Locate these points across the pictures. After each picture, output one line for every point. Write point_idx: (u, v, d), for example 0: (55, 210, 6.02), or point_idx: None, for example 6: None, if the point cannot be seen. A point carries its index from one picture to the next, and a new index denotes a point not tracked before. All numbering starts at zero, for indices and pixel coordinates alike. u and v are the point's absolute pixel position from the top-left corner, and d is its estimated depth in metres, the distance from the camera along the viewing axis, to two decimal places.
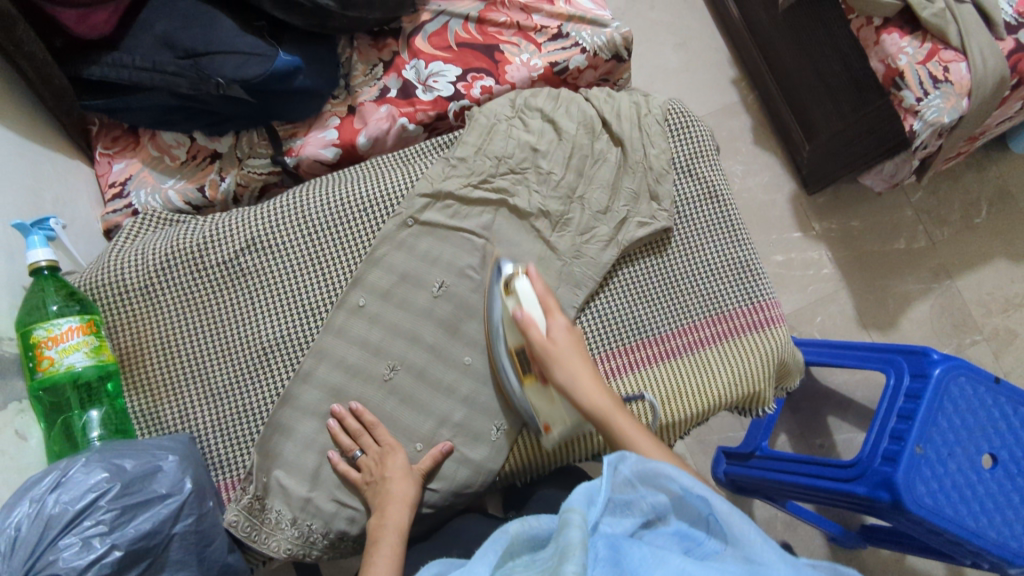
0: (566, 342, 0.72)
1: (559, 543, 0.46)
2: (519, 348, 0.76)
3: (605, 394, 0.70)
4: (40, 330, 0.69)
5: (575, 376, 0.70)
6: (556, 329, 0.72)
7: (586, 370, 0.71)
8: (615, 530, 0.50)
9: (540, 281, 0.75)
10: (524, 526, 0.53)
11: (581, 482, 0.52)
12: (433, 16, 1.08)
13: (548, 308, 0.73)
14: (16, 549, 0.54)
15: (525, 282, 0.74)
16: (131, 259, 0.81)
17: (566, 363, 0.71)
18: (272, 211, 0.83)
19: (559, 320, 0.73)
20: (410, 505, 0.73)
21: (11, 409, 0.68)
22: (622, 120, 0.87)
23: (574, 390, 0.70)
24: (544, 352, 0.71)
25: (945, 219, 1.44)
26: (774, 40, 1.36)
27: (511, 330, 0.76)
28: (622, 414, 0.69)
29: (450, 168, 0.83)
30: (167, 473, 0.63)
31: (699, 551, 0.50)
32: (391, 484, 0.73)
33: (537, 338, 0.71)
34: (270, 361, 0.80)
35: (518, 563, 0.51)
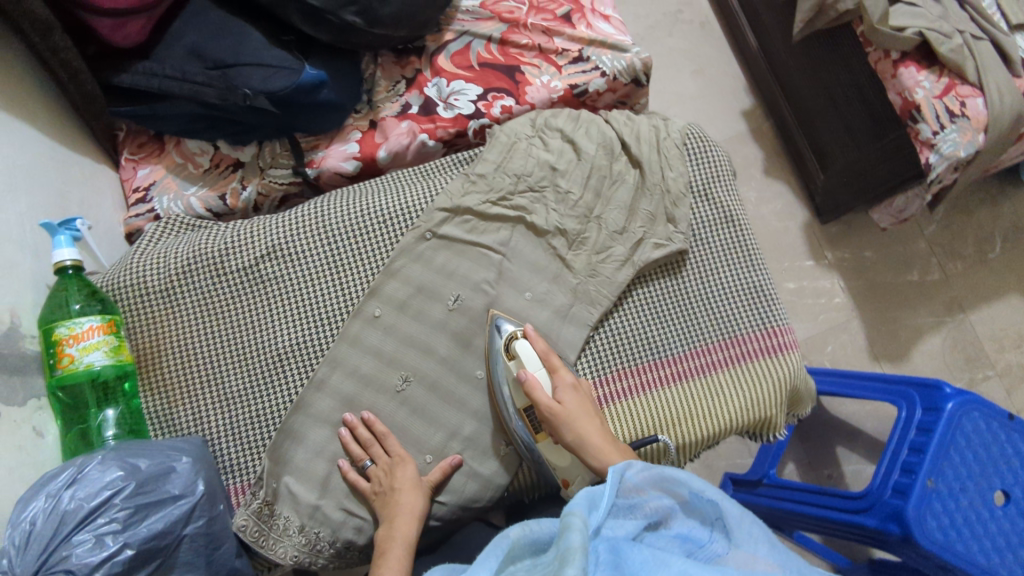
0: (571, 401, 0.75)
1: (561, 544, 0.47)
2: (526, 408, 0.78)
3: (614, 452, 0.72)
4: (62, 328, 0.69)
5: (584, 435, 0.72)
6: (561, 389, 0.76)
7: (593, 429, 0.73)
8: (618, 532, 0.52)
9: (541, 342, 0.79)
10: (526, 530, 0.54)
11: (586, 487, 0.54)
12: (456, 36, 1.10)
13: (552, 366, 0.77)
14: (30, 543, 0.55)
15: (525, 343, 0.78)
16: (153, 262, 0.82)
17: (574, 423, 0.73)
18: (294, 220, 0.85)
19: (563, 379, 0.76)
20: (418, 519, 0.73)
21: (30, 406, 0.69)
22: (641, 143, 0.88)
23: (585, 448, 0.72)
24: (552, 413, 0.73)
25: (958, 253, 1.44)
26: (791, 70, 1.38)
27: (517, 391, 0.78)
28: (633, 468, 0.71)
29: (470, 184, 0.84)
30: (181, 474, 0.64)
31: (701, 554, 0.52)
32: (399, 495, 0.74)
33: (545, 400, 0.74)
34: (285, 368, 0.81)
35: (521, 568, 0.52)
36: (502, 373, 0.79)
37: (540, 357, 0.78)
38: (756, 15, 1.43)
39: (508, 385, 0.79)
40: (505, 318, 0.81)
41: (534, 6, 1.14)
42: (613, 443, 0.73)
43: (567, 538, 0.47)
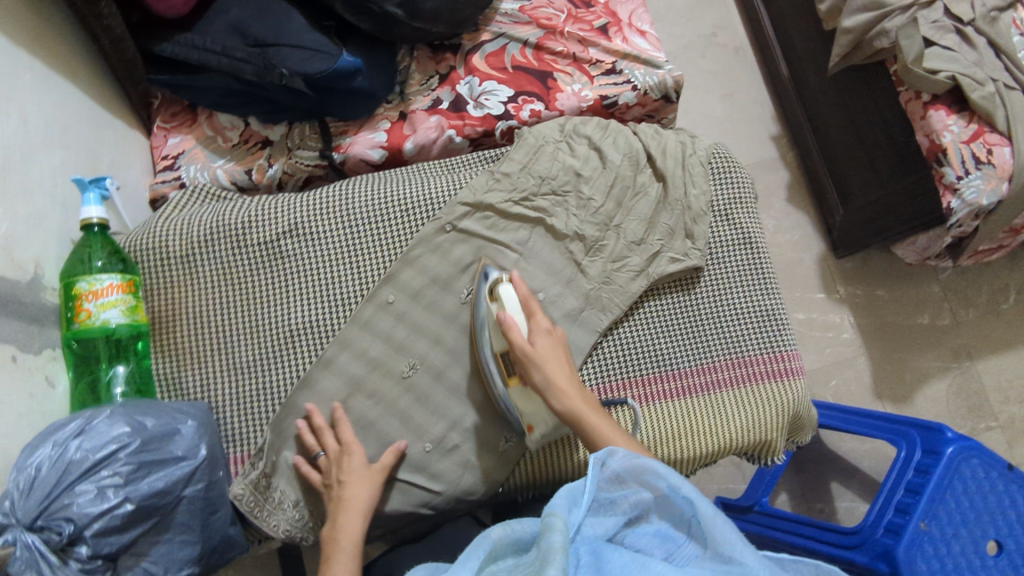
0: (543, 345, 0.76)
1: (542, 545, 0.49)
2: (502, 352, 0.78)
3: (578, 395, 0.73)
4: (82, 283, 0.71)
5: (551, 377, 0.74)
6: (536, 333, 0.76)
7: (560, 373, 0.75)
8: (596, 531, 0.54)
9: (523, 287, 0.79)
10: (507, 530, 0.55)
11: (566, 484, 0.56)
12: (493, 37, 1.12)
13: (530, 312, 0.78)
14: (33, 489, 0.55)
15: (510, 287, 0.79)
16: (177, 227, 0.83)
17: (545, 366, 0.74)
18: (318, 200, 0.86)
19: (539, 323, 0.77)
20: (363, 514, 0.72)
21: (45, 355, 0.70)
22: (668, 157, 0.88)
23: (551, 390, 0.73)
24: (525, 354, 0.74)
25: (971, 301, 1.44)
26: (821, 102, 1.38)
27: (495, 334, 0.78)
28: (593, 413, 0.73)
29: (495, 181, 0.85)
30: (185, 437, 0.65)
31: (676, 558, 0.54)
32: (345, 487, 0.73)
33: (520, 341, 0.75)
34: (295, 344, 0.82)
35: (501, 566, 0.53)
36: (483, 317, 0.79)
37: (520, 301, 0.79)
38: (791, 45, 1.44)
39: (487, 329, 0.79)
40: (493, 267, 0.82)
41: (572, 15, 1.16)
42: (578, 388, 0.74)
43: (548, 539, 0.49)
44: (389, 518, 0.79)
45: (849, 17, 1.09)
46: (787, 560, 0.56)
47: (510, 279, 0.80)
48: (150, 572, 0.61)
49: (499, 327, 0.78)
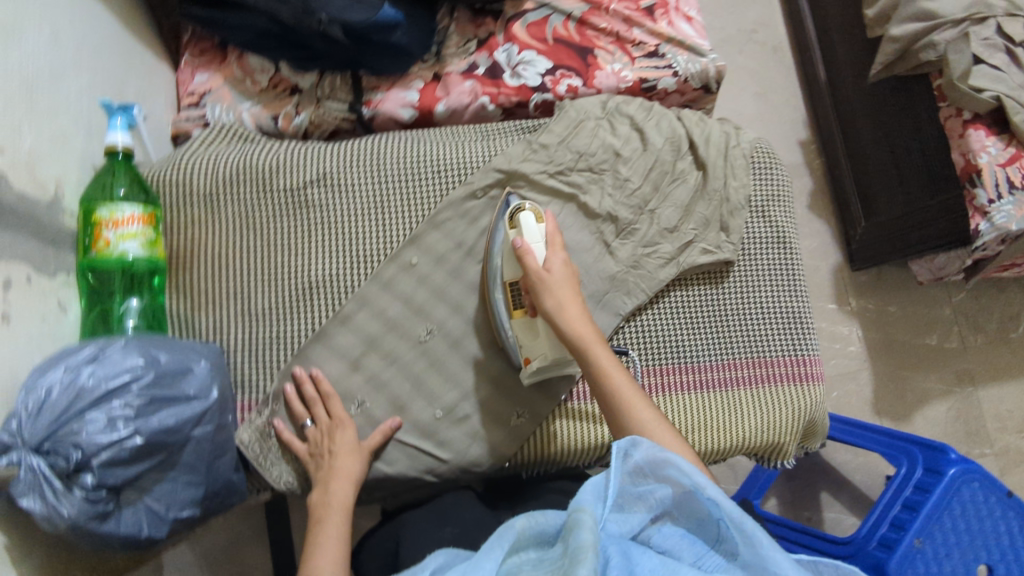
0: (559, 273, 0.73)
1: (571, 544, 0.47)
2: (514, 281, 0.76)
3: (589, 326, 0.70)
4: (104, 210, 0.69)
5: (563, 304, 0.71)
6: (553, 261, 0.74)
7: (573, 304, 0.71)
8: (620, 528, 0.52)
9: (550, 223, 0.77)
10: (531, 522, 0.53)
11: (589, 478, 0.54)
12: (536, 7, 1.08)
13: (551, 243, 0.75)
14: (43, 412, 0.54)
15: (530, 216, 0.76)
16: (202, 164, 0.81)
17: (556, 294, 0.72)
18: (348, 151, 0.84)
19: (558, 253, 0.74)
20: (354, 483, 0.72)
21: (59, 279, 0.68)
22: (710, 146, 0.86)
23: (559, 317, 0.70)
24: (537, 278, 0.72)
25: (980, 326, 1.43)
26: (856, 111, 1.35)
27: (509, 263, 0.77)
28: (599, 346, 0.69)
29: (531, 152, 0.83)
30: (197, 377, 0.64)
31: (704, 561, 0.52)
32: (336, 459, 0.72)
33: (533, 265, 0.72)
34: (313, 297, 0.80)
35: (525, 559, 0.52)
36: (499, 248, 0.78)
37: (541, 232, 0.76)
38: (831, 50, 1.41)
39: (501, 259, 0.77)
40: (517, 198, 0.81)
41: None
42: (588, 321, 0.71)
43: (577, 537, 0.47)
44: (391, 481, 0.78)
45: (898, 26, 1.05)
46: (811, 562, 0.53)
47: (534, 210, 0.77)
48: (153, 510, 0.59)
49: (514, 255, 0.76)
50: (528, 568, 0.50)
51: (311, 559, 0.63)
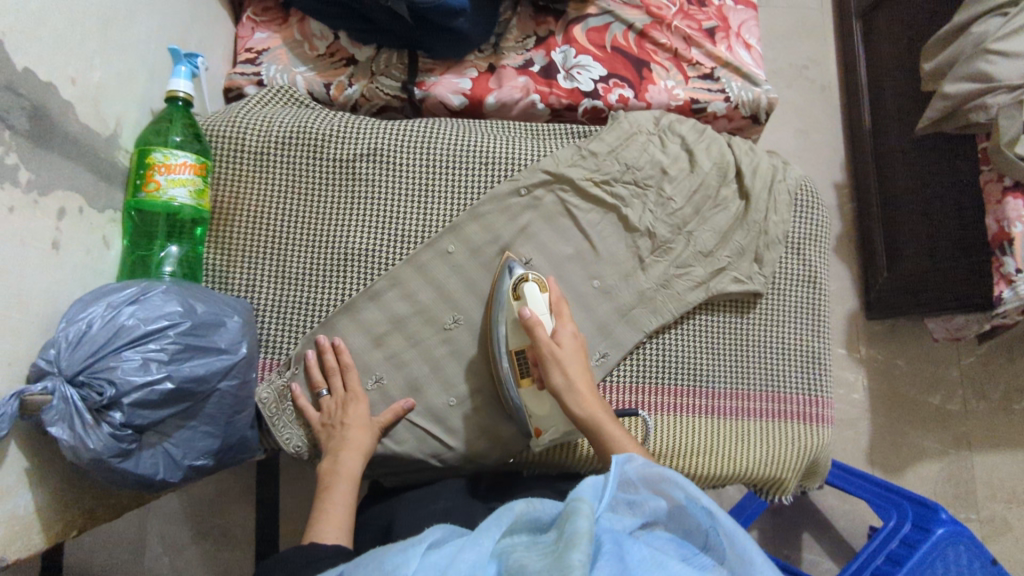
0: (566, 347, 0.73)
1: (568, 531, 0.45)
2: (520, 349, 0.76)
3: (597, 404, 0.71)
4: (158, 154, 0.70)
5: (573, 379, 0.71)
6: (561, 333, 0.74)
7: (581, 381, 0.72)
8: (615, 524, 0.49)
9: (552, 290, 0.78)
10: (528, 509, 0.52)
11: (588, 476, 0.53)
12: (599, 12, 1.09)
13: (557, 313, 0.76)
14: (81, 343, 0.55)
15: (534, 286, 0.76)
16: (258, 122, 0.82)
17: (566, 371, 0.72)
18: (401, 131, 0.84)
19: (565, 325, 0.75)
20: (365, 455, 0.73)
21: (106, 216, 0.69)
22: (757, 177, 0.86)
23: (570, 395, 0.71)
24: (549, 353, 0.72)
25: (986, 393, 1.43)
26: (895, 161, 1.34)
27: (514, 331, 0.76)
28: (610, 422, 0.70)
29: (579, 157, 0.84)
30: (229, 330, 0.65)
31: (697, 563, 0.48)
32: (348, 430, 0.74)
33: (545, 340, 0.72)
34: (348, 269, 0.82)
35: (518, 541, 0.49)
36: (503, 311, 0.77)
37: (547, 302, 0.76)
38: (880, 98, 1.38)
39: (506, 324, 0.77)
40: (517, 263, 0.80)
41: (684, 10, 1.12)
42: (596, 397, 0.72)
43: (575, 523, 0.46)
44: (396, 459, 0.79)
45: (951, 82, 0.99)
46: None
47: (536, 279, 0.77)
48: (170, 454, 0.61)
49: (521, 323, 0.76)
50: (522, 547, 0.47)
51: (316, 524, 0.65)
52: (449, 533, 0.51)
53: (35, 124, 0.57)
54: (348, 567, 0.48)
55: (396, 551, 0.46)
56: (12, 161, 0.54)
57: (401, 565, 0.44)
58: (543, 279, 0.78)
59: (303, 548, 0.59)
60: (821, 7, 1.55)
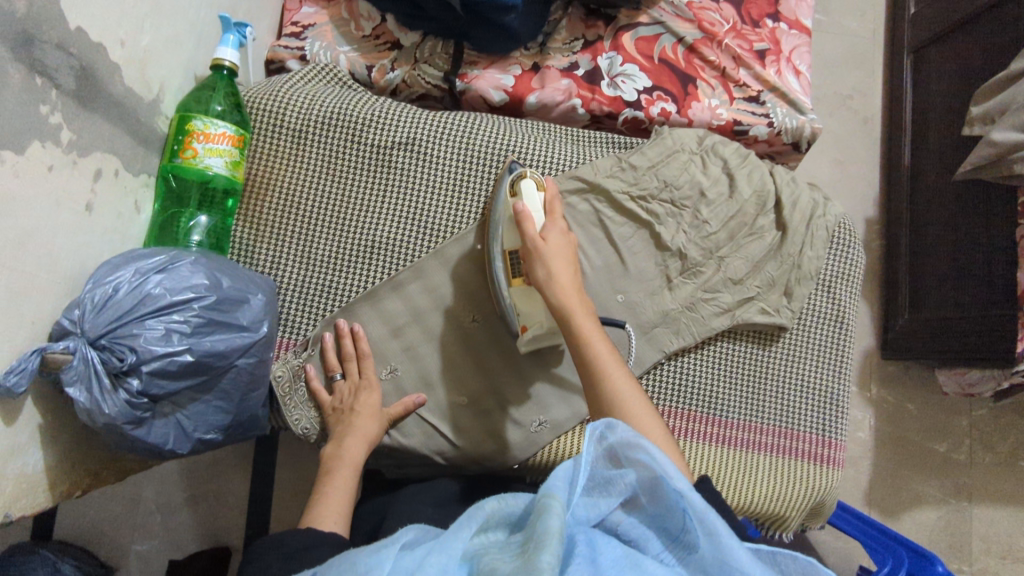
0: (555, 243, 0.70)
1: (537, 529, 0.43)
2: (512, 250, 0.74)
3: (579, 298, 0.67)
4: (198, 122, 0.69)
5: (555, 272, 0.68)
6: (551, 231, 0.71)
7: (567, 276, 0.68)
8: (588, 514, 0.48)
9: (550, 189, 0.75)
10: (502, 504, 0.50)
11: (560, 463, 0.50)
12: (651, 22, 1.07)
13: (551, 212, 0.72)
14: (106, 308, 0.55)
15: (531, 185, 0.73)
16: (300, 99, 0.81)
17: (551, 265, 0.68)
18: (442, 123, 0.83)
19: (556, 223, 0.71)
20: (369, 443, 0.72)
21: (140, 180, 0.69)
22: (796, 211, 0.84)
23: (551, 287, 0.67)
24: (535, 247, 0.69)
25: (993, 445, 1.37)
26: (930, 201, 1.29)
27: (508, 230, 0.74)
28: (586, 317, 0.66)
29: (618, 169, 0.83)
30: (252, 308, 0.64)
31: (666, 556, 0.47)
32: (356, 417, 0.73)
33: (533, 233, 0.69)
34: (374, 256, 0.81)
35: (491, 540, 0.47)
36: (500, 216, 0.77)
37: (542, 201, 0.73)
38: (924, 137, 1.34)
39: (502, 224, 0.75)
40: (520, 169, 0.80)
41: (736, 28, 1.09)
42: (578, 292, 0.68)
43: (545, 522, 0.43)
44: (401, 451, 0.79)
45: (1001, 130, 0.97)
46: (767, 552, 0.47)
47: (535, 177, 0.75)
48: (181, 426, 0.61)
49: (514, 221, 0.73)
50: (495, 549, 0.45)
51: (315, 508, 0.64)
52: (423, 532, 0.49)
53: (81, 84, 0.56)
54: (319, 569, 0.46)
55: (371, 552, 0.44)
56: (56, 120, 0.54)
57: (374, 568, 0.42)
58: (542, 179, 0.75)
59: (299, 532, 0.58)
60: (874, 37, 1.49)
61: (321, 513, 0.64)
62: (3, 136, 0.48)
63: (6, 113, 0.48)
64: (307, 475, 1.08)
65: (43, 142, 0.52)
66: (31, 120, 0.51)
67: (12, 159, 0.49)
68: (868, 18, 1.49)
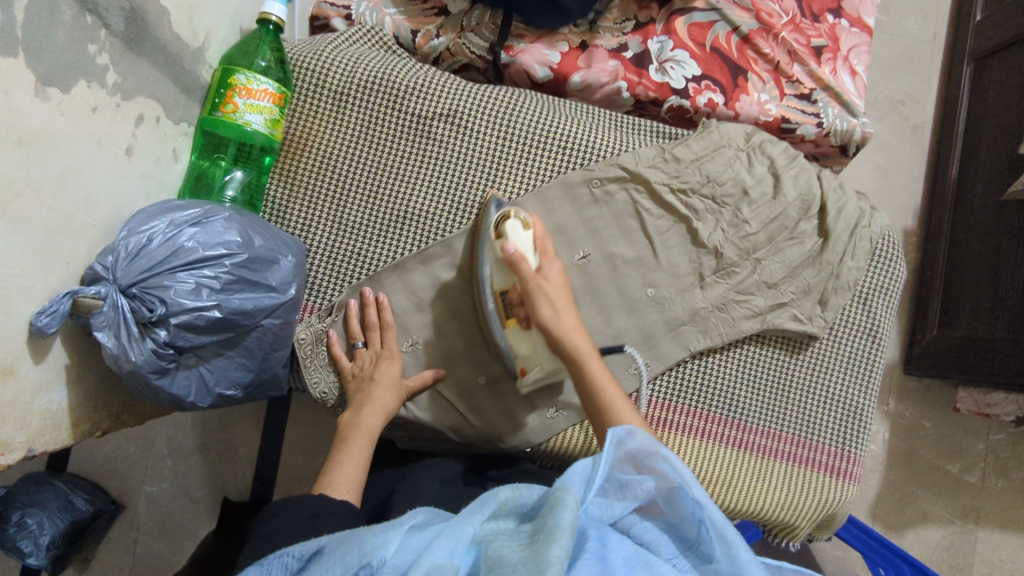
0: (553, 283, 0.68)
1: (549, 522, 0.42)
2: (503, 291, 0.71)
3: (585, 339, 0.68)
4: (241, 76, 0.68)
5: (559, 314, 0.67)
6: (548, 269, 0.69)
7: (570, 319, 0.68)
8: (602, 514, 0.47)
9: (536, 226, 0.70)
10: (515, 494, 0.49)
11: (577, 459, 0.49)
12: (706, 8, 1.02)
13: (543, 251, 0.70)
14: (140, 258, 0.55)
15: (516, 226, 0.68)
16: (345, 61, 0.79)
17: (553, 304, 0.67)
18: (485, 96, 0.81)
19: (551, 261, 0.70)
20: (386, 414, 0.72)
21: (180, 128, 0.68)
22: (840, 218, 0.82)
23: (557, 330, 0.67)
24: (538, 287, 0.66)
25: (1008, 472, 1.33)
26: (974, 217, 1.24)
27: (497, 272, 0.71)
28: (595, 361, 0.67)
29: (661, 160, 0.80)
30: (282, 270, 0.64)
31: (680, 561, 0.46)
32: (373, 385, 0.73)
33: (529, 273, 0.66)
34: (406, 227, 0.80)
35: (501, 528, 0.47)
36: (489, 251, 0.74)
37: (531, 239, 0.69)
38: (976, 150, 1.28)
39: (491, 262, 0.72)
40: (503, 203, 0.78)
41: (795, 21, 1.05)
42: (581, 333, 0.68)
43: (556, 515, 0.43)
44: (416, 423, 0.79)
45: None
46: (783, 569, 0.48)
47: (519, 216, 0.69)
48: (204, 379, 0.61)
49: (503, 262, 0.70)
50: (503, 538, 0.45)
51: (329, 473, 0.64)
52: (431, 516, 0.49)
53: (129, 27, 0.56)
54: (327, 544, 0.46)
55: (379, 530, 0.45)
56: (103, 61, 0.53)
57: (380, 546, 0.43)
58: (525, 215, 0.70)
59: (312, 498, 0.59)
60: (934, 42, 1.43)
61: (335, 478, 0.64)
62: (50, 74, 0.47)
63: (55, 49, 0.47)
64: (317, 434, 1.10)
65: (89, 82, 0.52)
66: (78, 59, 0.50)
67: (57, 97, 0.48)
68: (930, 22, 1.43)
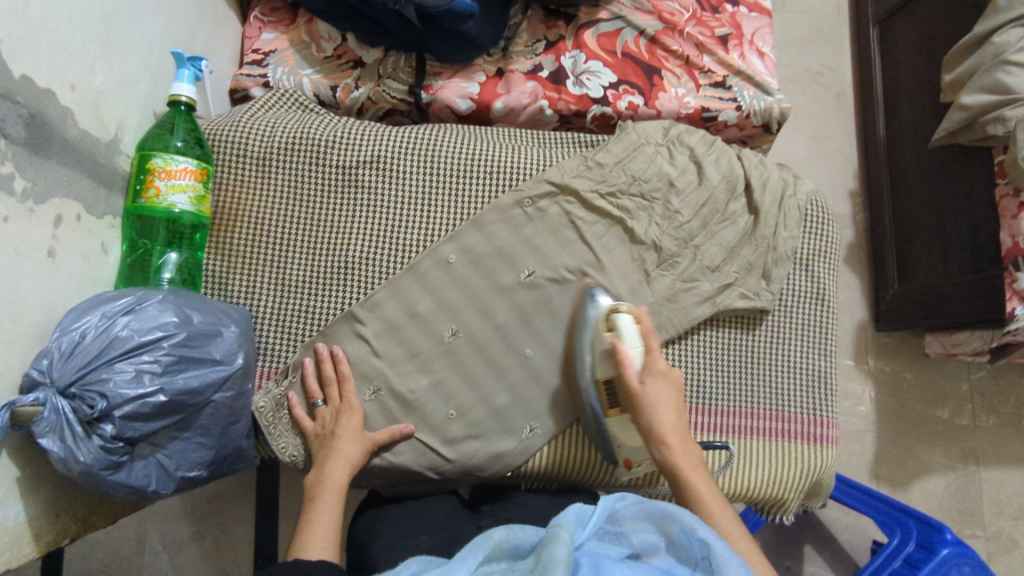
0: (656, 388, 0.68)
1: (544, 556, 0.43)
2: (606, 380, 0.73)
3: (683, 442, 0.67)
4: (158, 159, 0.68)
5: (660, 417, 0.67)
6: (655, 369, 0.69)
7: (673, 420, 0.67)
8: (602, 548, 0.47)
9: (646, 321, 0.72)
10: (508, 535, 0.49)
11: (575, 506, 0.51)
12: (611, 17, 1.06)
13: (649, 348, 0.70)
14: (74, 355, 0.55)
15: (627, 319, 0.71)
16: (262, 127, 0.81)
17: (656, 407, 0.67)
18: (404, 138, 0.83)
19: (655, 362, 0.69)
20: (352, 466, 0.72)
21: (105, 221, 0.69)
22: (766, 192, 0.85)
23: (656, 432, 0.67)
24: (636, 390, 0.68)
25: (996, 408, 1.35)
26: (909, 171, 1.28)
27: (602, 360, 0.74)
28: (698, 473, 0.65)
29: (585, 168, 0.82)
30: (225, 341, 0.64)
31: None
32: (337, 441, 0.73)
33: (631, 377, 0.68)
34: (348, 277, 0.81)
35: (497, 570, 0.47)
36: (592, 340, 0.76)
37: (637, 333, 0.71)
38: (896, 106, 1.33)
39: (597, 351, 0.74)
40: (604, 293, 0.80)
41: (697, 15, 1.09)
42: (681, 438, 0.67)
43: (551, 550, 0.43)
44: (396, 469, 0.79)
45: (969, 94, 0.94)
46: None
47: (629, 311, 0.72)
48: (163, 465, 0.60)
49: (608, 355, 0.72)
50: None
51: (304, 536, 0.63)
52: (424, 562, 0.47)
53: (31, 131, 0.56)
54: None
55: None
56: (7, 168, 0.54)
57: None
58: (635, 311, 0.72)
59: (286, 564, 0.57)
60: (838, 12, 1.49)
61: (311, 541, 0.63)
62: None
63: None
64: None
65: None
66: None
67: None
68: None
